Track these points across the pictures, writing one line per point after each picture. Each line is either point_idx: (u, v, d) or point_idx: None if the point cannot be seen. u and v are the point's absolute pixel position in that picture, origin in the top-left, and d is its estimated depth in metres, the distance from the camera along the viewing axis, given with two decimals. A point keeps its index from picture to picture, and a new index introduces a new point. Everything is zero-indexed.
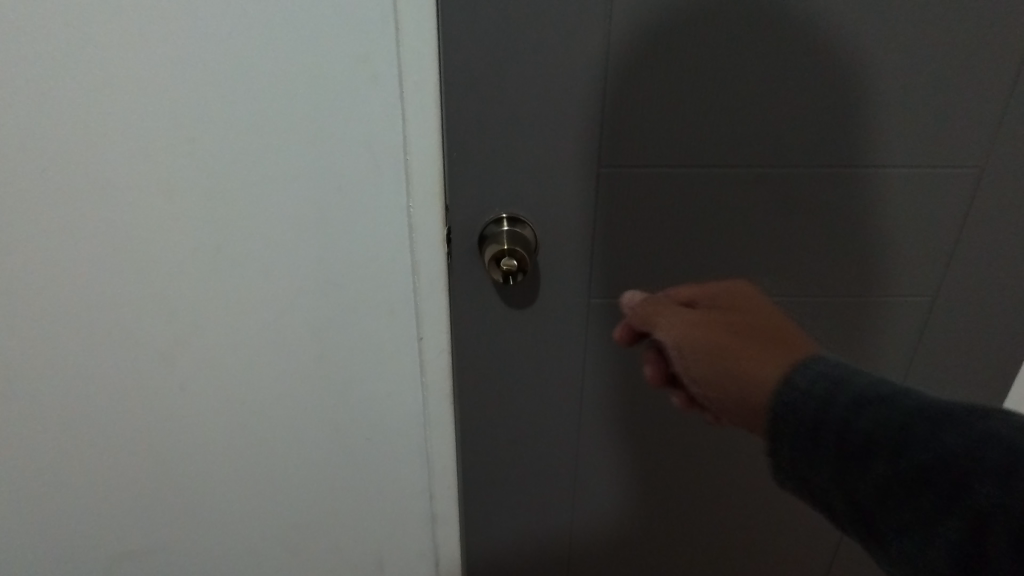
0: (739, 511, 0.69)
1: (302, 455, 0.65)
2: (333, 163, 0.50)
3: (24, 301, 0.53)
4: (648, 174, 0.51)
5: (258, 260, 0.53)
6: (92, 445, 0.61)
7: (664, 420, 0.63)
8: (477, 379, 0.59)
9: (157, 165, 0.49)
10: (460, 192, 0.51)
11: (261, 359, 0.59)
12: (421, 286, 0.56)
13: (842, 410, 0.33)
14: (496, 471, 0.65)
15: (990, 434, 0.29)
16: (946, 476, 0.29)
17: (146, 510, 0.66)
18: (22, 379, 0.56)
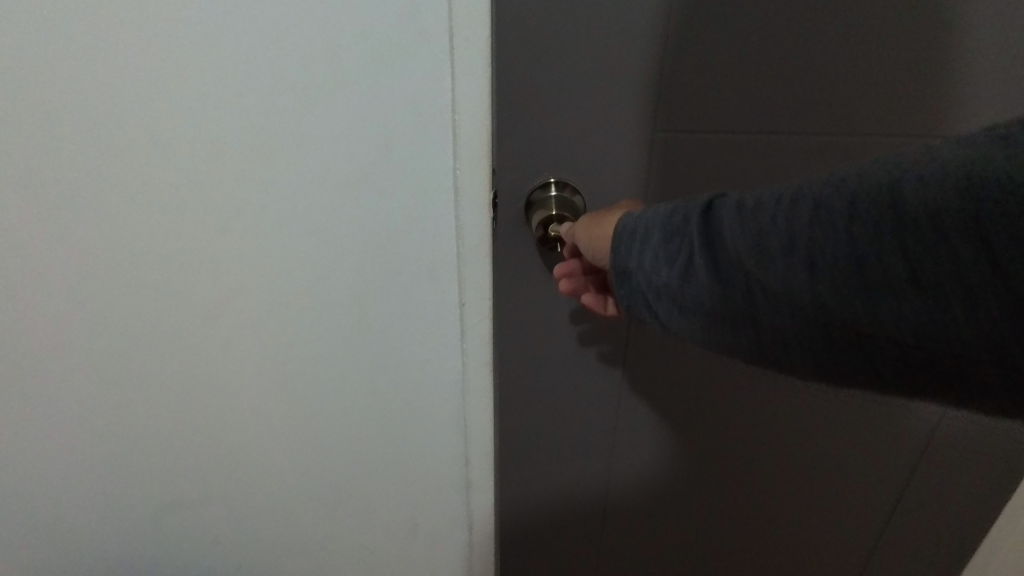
0: (781, 474, 0.71)
1: (342, 417, 0.66)
2: (380, 124, 0.49)
3: (65, 267, 0.52)
4: (707, 139, 0.50)
5: (303, 222, 0.53)
6: (135, 410, 0.61)
7: (706, 388, 0.64)
8: (518, 344, 0.59)
9: (203, 125, 0.48)
10: (508, 155, 0.50)
11: (304, 321, 0.59)
12: (465, 252, 0.54)
13: (728, 258, 0.33)
14: (534, 437, 0.66)
15: (846, 203, 0.28)
16: (837, 272, 0.29)
17: (188, 471, 0.67)
18: (65, 347, 0.56)
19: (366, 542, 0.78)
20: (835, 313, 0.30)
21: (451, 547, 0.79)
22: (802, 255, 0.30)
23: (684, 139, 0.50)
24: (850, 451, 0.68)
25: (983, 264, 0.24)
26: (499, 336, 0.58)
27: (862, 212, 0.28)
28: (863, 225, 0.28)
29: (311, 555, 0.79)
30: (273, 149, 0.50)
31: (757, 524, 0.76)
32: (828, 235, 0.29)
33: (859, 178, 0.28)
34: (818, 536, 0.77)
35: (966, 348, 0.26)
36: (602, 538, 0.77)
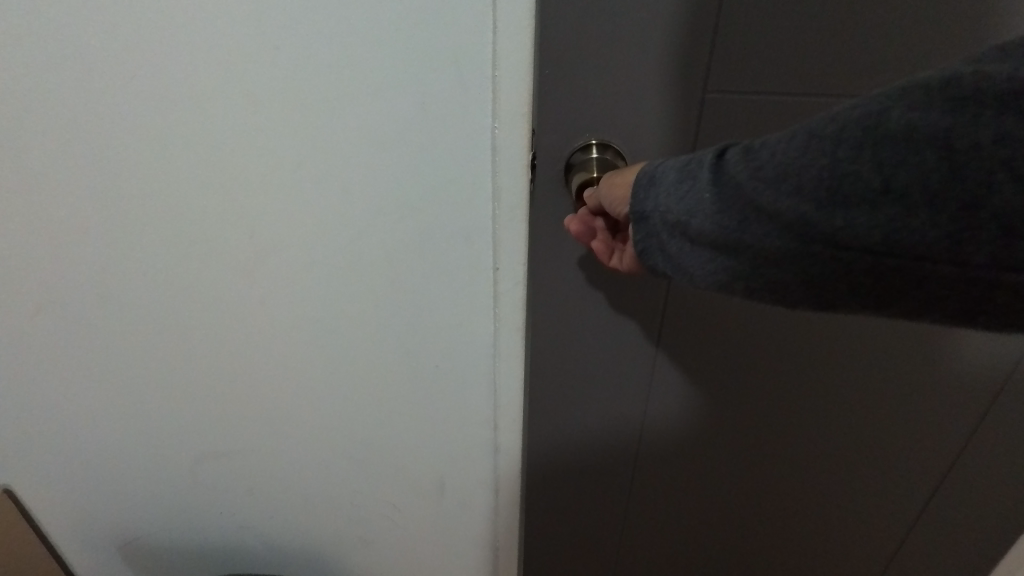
0: (818, 454, 0.69)
1: (373, 375, 0.67)
2: (418, 78, 0.47)
3: (129, 199, 0.56)
4: (760, 100, 0.47)
5: (338, 178, 0.53)
6: (188, 338, 0.67)
7: (746, 367, 0.61)
8: (552, 314, 0.58)
9: (243, 75, 0.48)
10: (549, 114, 0.48)
11: (338, 278, 0.59)
12: (501, 214, 0.53)
13: (727, 185, 0.35)
14: (564, 409, 0.65)
15: (836, 128, 0.31)
16: (827, 186, 0.31)
17: (232, 403, 0.72)
18: (130, 271, 0.62)
19: (395, 496, 0.80)
20: (822, 228, 0.31)
21: (476, 509, 0.80)
22: (797, 174, 0.32)
23: (735, 101, 0.47)
24: (894, 435, 0.66)
25: (953, 166, 0.28)
26: (533, 303, 0.57)
27: (851, 132, 0.30)
28: (850, 143, 0.30)
29: (343, 502, 0.82)
30: (311, 101, 0.49)
31: (787, 503, 0.74)
32: (821, 153, 0.31)
33: (848, 110, 0.31)
34: (850, 517, 0.75)
35: (933, 252, 0.29)
36: (628, 515, 0.76)
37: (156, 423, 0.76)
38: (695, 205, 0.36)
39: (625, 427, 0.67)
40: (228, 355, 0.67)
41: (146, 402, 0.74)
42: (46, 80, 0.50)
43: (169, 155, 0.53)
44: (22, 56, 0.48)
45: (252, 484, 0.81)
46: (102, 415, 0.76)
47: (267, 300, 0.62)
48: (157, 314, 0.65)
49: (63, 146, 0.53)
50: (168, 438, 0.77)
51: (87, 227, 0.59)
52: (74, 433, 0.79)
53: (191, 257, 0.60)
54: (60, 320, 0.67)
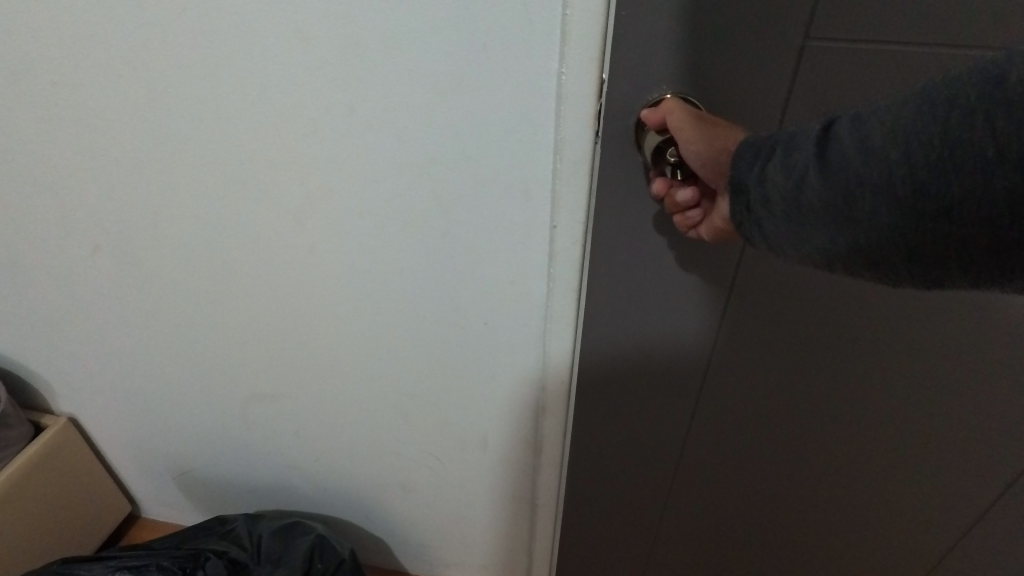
0: (885, 430, 0.64)
1: (420, 326, 0.67)
2: (480, 16, 0.44)
3: (183, 140, 0.56)
4: (864, 49, 0.40)
5: (392, 124, 0.51)
6: (240, 282, 0.67)
7: (804, 347, 0.57)
8: (606, 283, 0.54)
9: (297, 11, 0.45)
10: (620, 66, 0.42)
11: (388, 228, 0.58)
12: (563, 168, 0.49)
13: (829, 154, 0.31)
14: (609, 381, 0.62)
15: (948, 95, 0.27)
16: (936, 157, 0.27)
17: (280, 348, 0.73)
18: (185, 213, 0.62)
19: (436, 448, 0.81)
20: (928, 203, 0.28)
21: (517, 463, 0.80)
22: (903, 145, 0.28)
23: (837, 50, 0.40)
24: (962, 422, 0.62)
25: None
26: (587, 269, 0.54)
27: (962, 101, 0.26)
28: (962, 110, 0.26)
29: (385, 448, 0.83)
30: (364, 38, 0.46)
31: (834, 485, 0.72)
32: (932, 121, 0.27)
33: (959, 78, 0.27)
34: (905, 501, 0.72)
35: None
36: (673, 484, 0.73)
37: (210, 364, 0.78)
38: (792, 173, 0.32)
39: (674, 405, 0.65)
40: (279, 302, 0.68)
41: (200, 342, 0.75)
42: (97, 12, 0.48)
43: (218, 92, 0.51)
44: None
45: (299, 427, 0.83)
46: (158, 351, 0.78)
47: (317, 249, 0.62)
48: (208, 257, 0.65)
49: (116, 80, 0.52)
50: (221, 378, 0.79)
51: (142, 164, 0.59)
52: (132, 368, 0.82)
53: (242, 200, 0.59)
54: (116, 256, 0.68)
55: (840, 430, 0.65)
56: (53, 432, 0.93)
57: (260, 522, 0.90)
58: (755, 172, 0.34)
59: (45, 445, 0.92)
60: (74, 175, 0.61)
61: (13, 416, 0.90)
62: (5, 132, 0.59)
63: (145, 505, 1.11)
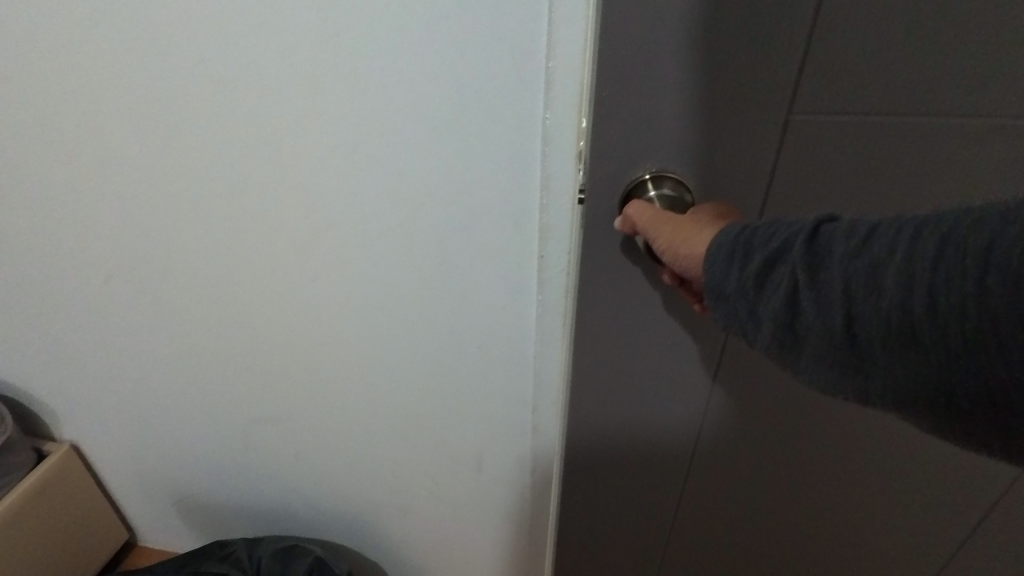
0: (869, 500, 0.63)
1: (417, 352, 0.70)
2: (471, 68, 0.48)
3: (195, 178, 0.60)
4: (850, 122, 0.40)
5: (390, 163, 0.55)
6: (245, 311, 0.70)
7: (779, 418, 0.58)
8: (588, 355, 0.54)
9: (303, 62, 0.50)
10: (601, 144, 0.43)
11: (386, 259, 0.62)
12: (550, 203, 0.54)
13: (834, 287, 0.29)
14: (591, 458, 0.61)
15: (977, 248, 0.24)
16: (960, 323, 0.25)
17: (281, 373, 0.76)
18: (193, 245, 0.65)
19: (434, 469, 0.83)
20: (947, 367, 0.26)
21: (511, 485, 0.83)
22: (921, 299, 0.26)
23: (823, 124, 0.40)
24: (941, 496, 0.61)
25: None
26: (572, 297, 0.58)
27: (993, 263, 0.24)
28: (994, 275, 0.24)
29: (382, 472, 0.85)
30: (365, 86, 0.51)
31: (820, 555, 0.70)
32: (956, 278, 0.25)
33: (991, 222, 0.24)
34: (913, 539, 0.68)
35: None
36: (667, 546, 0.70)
37: (215, 390, 0.80)
38: (792, 300, 0.30)
39: (659, 481, 0.64)
40: (284, 327, 0.71)
41: (205, 368, 0.78)
42: (122, 63, 0.53)
43: (229, 135, 0.56)
44: (100, 39, 0.51)
45: (298, 451, 0.85)
46: (162, 378, 0.81)
47: (320, 276, 0.65)
48: (215, 287, 0.69)
49: (135, 124, 0.57)
50: (224, 403, 0.82)
51: (155, 201, 0.62)
52: (137, 394, 0.85)
53: (250, 231, 0.63)
54: (126, 286, 0.72)
55: (823, 501, 0.64)
56: (56, 459, 0.95)
57: (260, 546, 0.91)
58: (744, 284, 0.32)
59: (47, 473, 0.94)
60: (90, 211, 0.65)
61: (19, 443, 0.92)
62: (29, 170, 0.63)
63: (144, 532, 1.12)
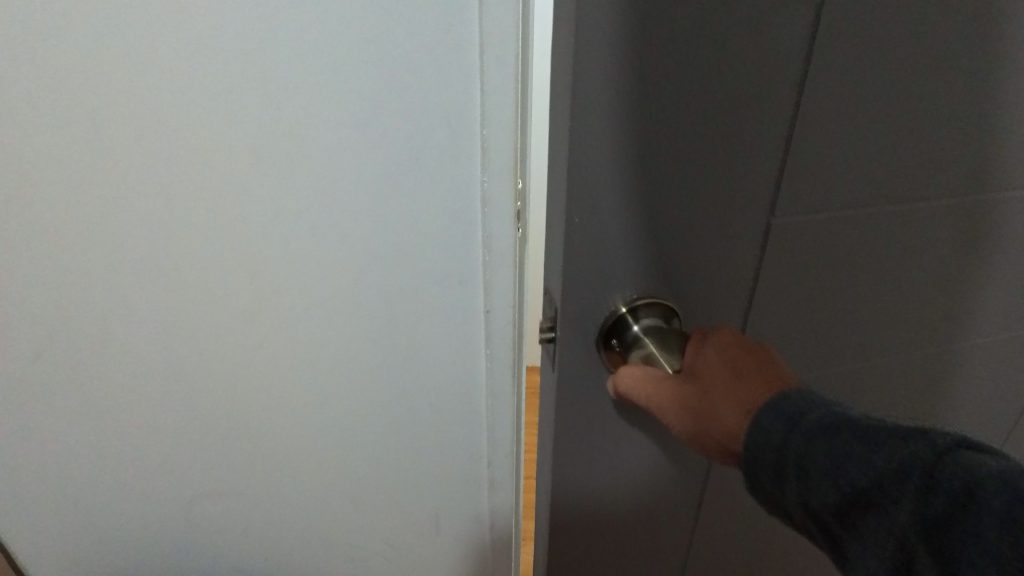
0: None
1: (369, 417, 0.69)
2: (412, 139, 0.51)
3: (121, 261, 0.57)
4: (804, 216, 0.47)
5: (336, 228, 0.56)
6: (180, 393, 0.66)
7: None
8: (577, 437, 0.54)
9: (245, 137, 0.51)
10: (580, 266, 0.45)
11: (333, 324, 0.61)
12: (493, 260, 0.57)
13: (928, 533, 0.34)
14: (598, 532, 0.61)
15: None
16: None
17: (223, 453, 0.72)
18: (116, 331, 0.61)
19: (390, 533, 0.81)
20: None
21: (472, 542, 0.82)
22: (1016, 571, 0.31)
23: (786, 218, 0.47)
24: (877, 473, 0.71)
25: None
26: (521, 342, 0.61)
27: None
28: None
29: (337, 541, 0.82)
30: (308, 158, 0.52)
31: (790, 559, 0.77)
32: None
33: None
34: None
35: None
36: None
37: (148, 481, 0.74)
38: (881, 528, 0.36)
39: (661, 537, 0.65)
40: (227, 403, 0.67)
41: (136, 460, 0.71)
42: (41, 146, 0.50)
43: (163, 213, 0.54)
44: (19, 122, 0.49)
45: (245, 530, 0.81)
46: (79, 478, 0.73)
47: (265, 344, 0.63)
48: (144, 373, 0.64)
49: (52, 209, 0.54)
50: (159, 493, 0.75)
51: (71, 288, 0.58)
52: (46, 503, 0.76)
53: (190, 306, 0.60)
54: (32, 384, 0.65)
55: None
56: None
57: None
58: (823, 503, 0.38)
59: None
60: None
61: None
62: None
63: None
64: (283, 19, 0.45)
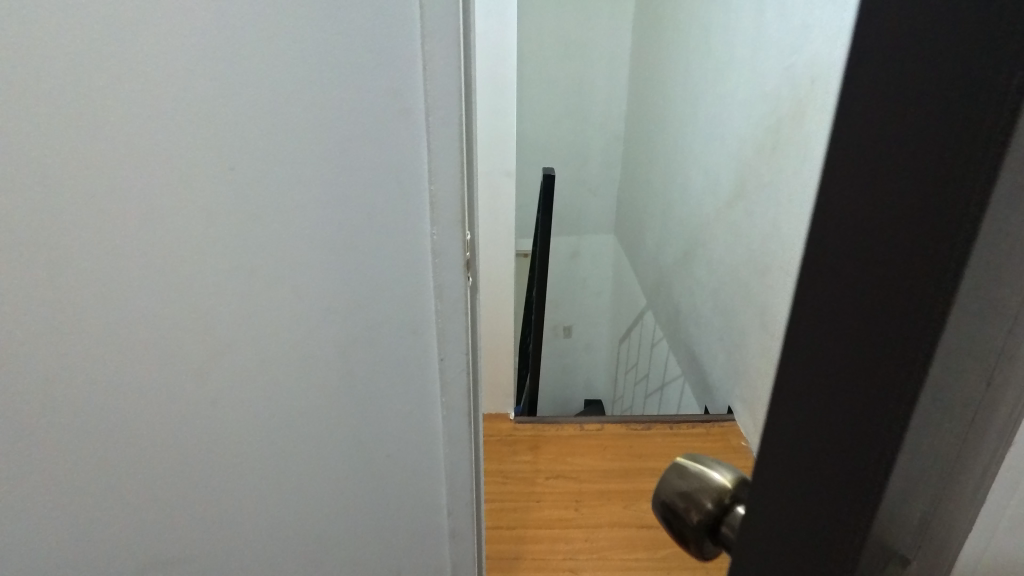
0: None
1: (325, 471, 0.68)
2: (363, 193, 0.53)
3: (64, 322, 0.55)
4: None
5: (289, 281, 0.56)
6: (123, 463, 0.62)
7: None
8: None
9: (199, 194, 0.52)
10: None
11: (288, 377, 0.61)
12: (445, 308, 0.58)
13: None
14: None
15: None
16: None
17: (169, 527, 0.67)
18: (55, 398, 0.58)
19: None
20: None
21: None
22: None
23: None
24: None
25: None
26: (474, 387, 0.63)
27: None
28: None
29: None
30: (261, 213, 0.53)
31: None
32: None
33: None
34: None
35: None
36: None
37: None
38: None
39: None
40: (175, 471, 0.64)
41: (69, 546, 0.65)
42: None
43: (113, 270, 0.54)
44: None
45: None
46: None
47: (217, 401, 0.62)
48: (83, 442, 0.60)
49: None
50: None
51: (4, 354, 0.55)
52: None
53: (138, 367, 0.58)
54: None
55: None
56: None
57: None
58: None
59: None
60: None
61: None
62: None
63: None
64: (241, 83, 0.48)
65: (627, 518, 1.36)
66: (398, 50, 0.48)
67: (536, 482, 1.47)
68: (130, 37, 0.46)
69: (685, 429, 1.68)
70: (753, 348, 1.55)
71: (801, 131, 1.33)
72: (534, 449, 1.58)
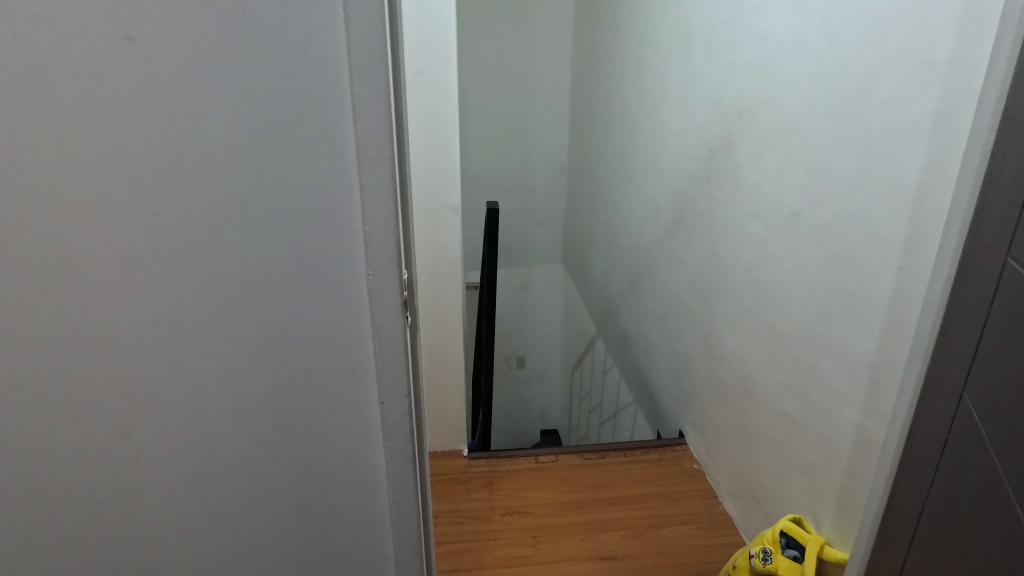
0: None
1: (264, 526, 0.64)
2: (294, 236, 0.51)
3: None
4: None
5: (218, 329, 0.54)
6: (44, 525, 0.58)
7: None
8: None
9: (119, 242, 0.50)
10: None
11: (219, 430, 0.58)
12: (384, 351, 0.57)
13: None
14: None
15: None
16: None
17: None
18: None
19: None
20: None
21: None
22: None
23: None
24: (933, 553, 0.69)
25: None
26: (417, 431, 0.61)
27: None
28: None
29: None
30: (185, 260, 0.51)
31: None
32: None
33: None
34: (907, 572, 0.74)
35: None
36: None
37: None
38: None
39: None
40: (99, 534, 0.60)
41: None
42: None
43: (26, 324, 0.51)
44: None
45: None
46: None
47: (142, 459, 0.58)
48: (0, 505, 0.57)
49: None
50: None
51: None
52: None
53: (54, 427, 0.55)
54: None
55: None
56: None
57: None
58: None
59: None
60: None
61: None
62: None
63: None
64: (162, 128, 0.47)
65: (583, 551, 1.34)
66: (326, 93, 0.47)
67: (491, 520, 1.44)
68: (40, 79, 0.44)
69: (639, 455, 1.69)
70: (700, 372, 1.58)
71: (731, 162, 1.39)
72: (489, 486, 1.55)
